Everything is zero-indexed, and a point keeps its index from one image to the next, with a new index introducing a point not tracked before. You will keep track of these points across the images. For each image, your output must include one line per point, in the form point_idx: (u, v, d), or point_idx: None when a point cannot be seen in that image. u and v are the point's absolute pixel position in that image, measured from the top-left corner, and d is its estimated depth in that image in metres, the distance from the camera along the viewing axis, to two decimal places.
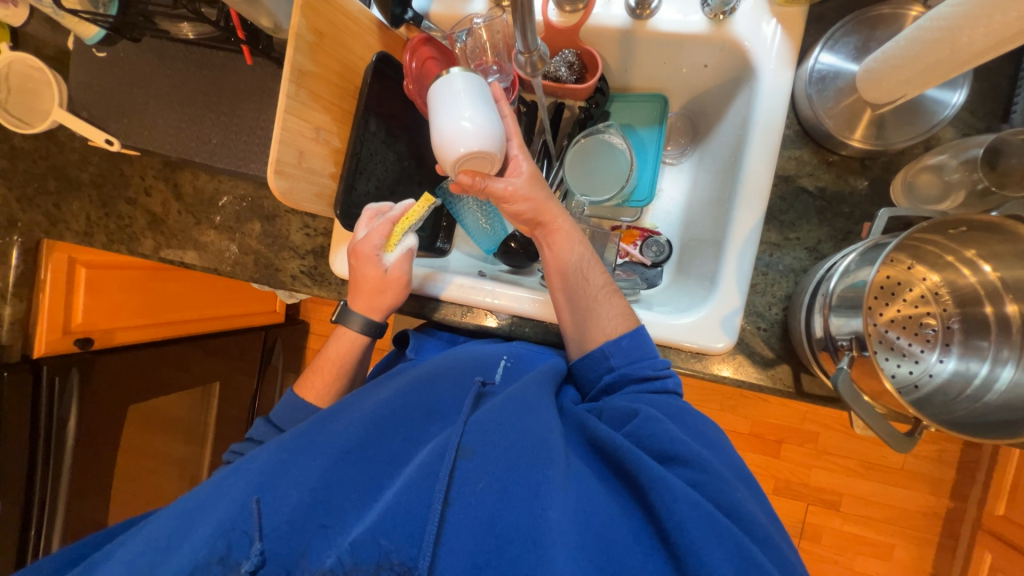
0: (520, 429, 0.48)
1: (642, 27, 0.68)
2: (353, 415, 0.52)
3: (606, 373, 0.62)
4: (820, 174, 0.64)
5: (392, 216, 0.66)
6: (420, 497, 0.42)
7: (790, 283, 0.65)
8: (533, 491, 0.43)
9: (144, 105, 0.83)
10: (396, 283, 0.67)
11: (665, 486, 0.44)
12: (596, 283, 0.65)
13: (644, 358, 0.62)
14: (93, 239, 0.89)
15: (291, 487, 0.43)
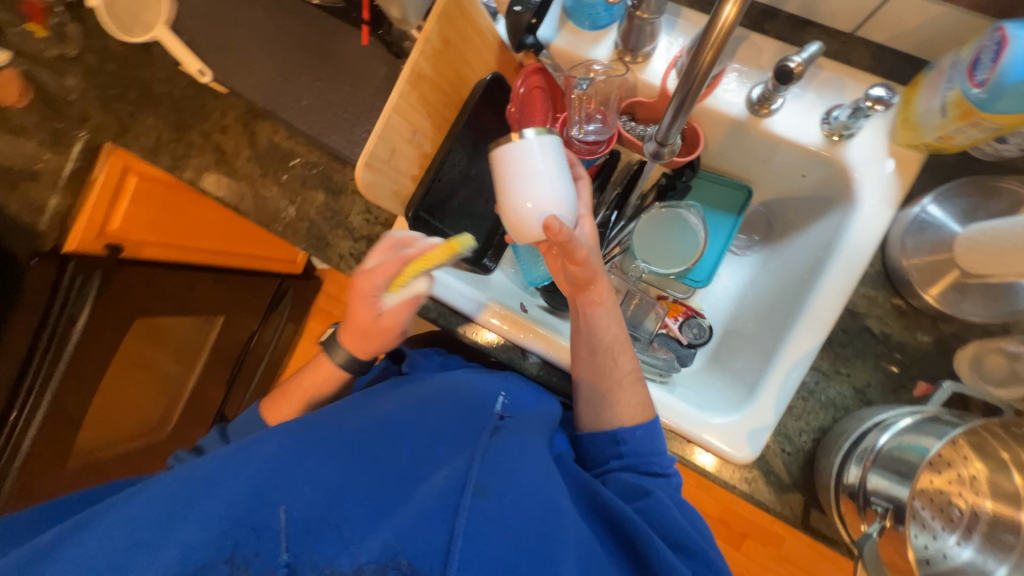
0: (530, 476, 0.49)
1: (756, 123, 0.67)
2: (362, 421, 0.50)
3: (613, 458, 0.63)
4: (888, 319, 0.64)
5: (405, 256, 0.61)
6: (439, 526, 0.40)
7: (827, 417, 0.64)
8: (547, 542, 0.44)
9: (246, 47, 0.84)
10: (384, 331, 0.66)
11: (670, 569, 0.49)
12: (624, 369, 0.64)
13: (653, 453, 0.62)
14: (157, 160, 0.88)
15: (313, 499, 0.41)
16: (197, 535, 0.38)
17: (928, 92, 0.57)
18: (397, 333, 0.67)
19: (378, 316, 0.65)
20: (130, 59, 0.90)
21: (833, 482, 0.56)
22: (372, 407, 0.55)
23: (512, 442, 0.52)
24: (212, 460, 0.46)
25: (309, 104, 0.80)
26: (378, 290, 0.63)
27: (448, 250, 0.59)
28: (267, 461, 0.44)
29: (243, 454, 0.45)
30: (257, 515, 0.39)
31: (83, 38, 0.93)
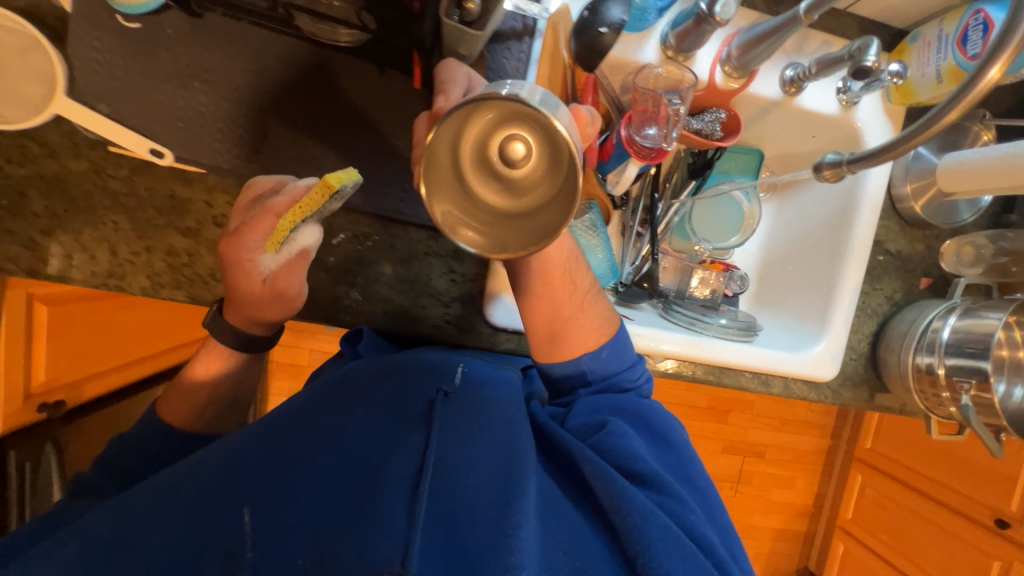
0: (485, 446, 0.53)
1: (789, 102, 0.76)
2: (322, 429, 0.52)
3: (584, 386, 0.65)
4: (898, 240, 0.83)
5: (276, 207, 0.56)
6: (400, 506, 0.44)
7: (874, 324, 0.83)
8: (514, 505, 0.46)
9: (215, 107, 0.64)
10: (274, 297, 0.62)
11: (637, 509, 0.50)
12: (583, 289, 0.63)
13: (622, 367, 0.64)
14: (128, 284, 0.65)
15: (273, 506, 0.44)
16: (201, 547, 0.42)
17: (920, 59, 0.71)
18: (295, 297, 0.63)
19: (263, 283, 0.60)
20: (7, 151, 0.61)
21: (911, 372, 0.75)
22: (304, 407, 0.56)
23: (506, 409, 0.58)
24: (194, 485, 0.47)
25: (335, 165, 0.67)
26: (256, 251, 0.58)
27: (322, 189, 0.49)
28: (187, 498, 0.46)
29: (223, 467, 0.48)
30: (228, 523, 0.44)
31: None
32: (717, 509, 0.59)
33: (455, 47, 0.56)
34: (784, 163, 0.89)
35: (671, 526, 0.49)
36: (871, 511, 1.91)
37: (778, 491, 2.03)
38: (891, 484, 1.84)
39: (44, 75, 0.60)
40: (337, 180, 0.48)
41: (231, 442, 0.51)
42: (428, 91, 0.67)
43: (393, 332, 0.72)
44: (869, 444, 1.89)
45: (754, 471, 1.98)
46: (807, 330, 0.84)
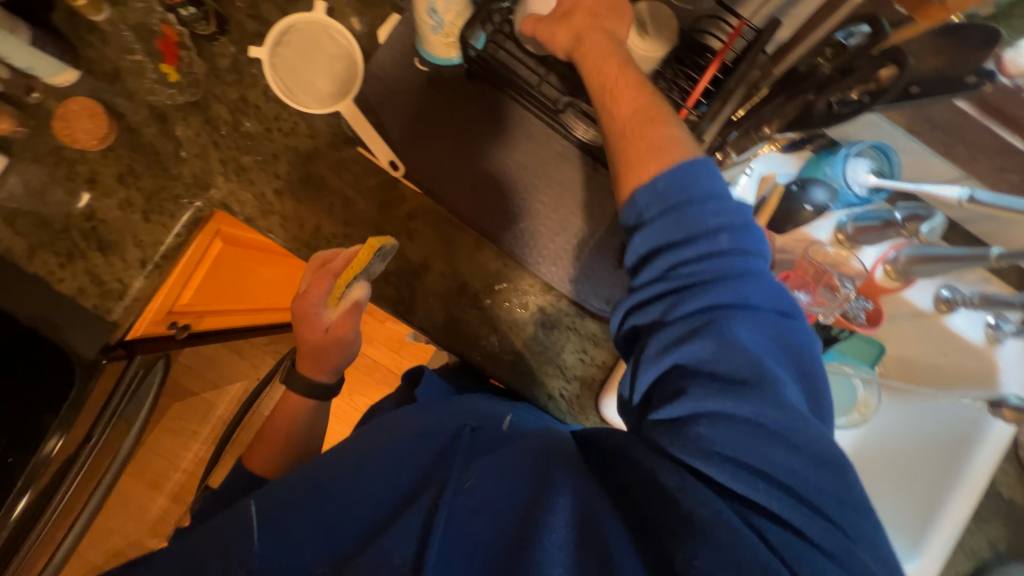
0: (502, 488, 0.50)
1: (937, 317, 0.79)
2: (367, 451, 0.59)
3: (654, 280, 0.50)
4: (1013, 486, 0.81)
5: (334, 269, 0.68)
6: (413, 534, 0.48)
7: (969, 564, 0.79)
8: (528, 549, 0.44)
9: (453, 148, 0.75)
10: (336, 344, 0.69)
11: (681, 509, 0.41)
12: (665, 135, 0.52)
13: (706, 233, 0.48)
14: (317, 256, 0.74)
15: (308, 522, 0.53)
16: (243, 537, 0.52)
17: None
18: (349, 343, 0.70)
19: (327, 330, 0.69)
20: (281, 121, 0.73)
21: None
22: (370, 437, 0.63)
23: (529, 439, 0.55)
24: (271, 490, 0.58)
25: (525, 226, 0.75)
26: (318, 307, 0.69)
27: (370, 249, 0.65)
28: (269, 489, 0.59)
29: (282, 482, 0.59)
30: (267, 536, 0.52)
31: (207, 79, 0.72)
32: (851, 489, 0.41)
33: None
34: (902, 365, 0.88)
35: (729, 523, 0.39)
36: None
37: None
38: None
39: (340, 80, 0.75)
40: (379, 241, 0.66)
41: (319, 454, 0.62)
42: None
43: (510, 386, 0.75)
44: None
45: None
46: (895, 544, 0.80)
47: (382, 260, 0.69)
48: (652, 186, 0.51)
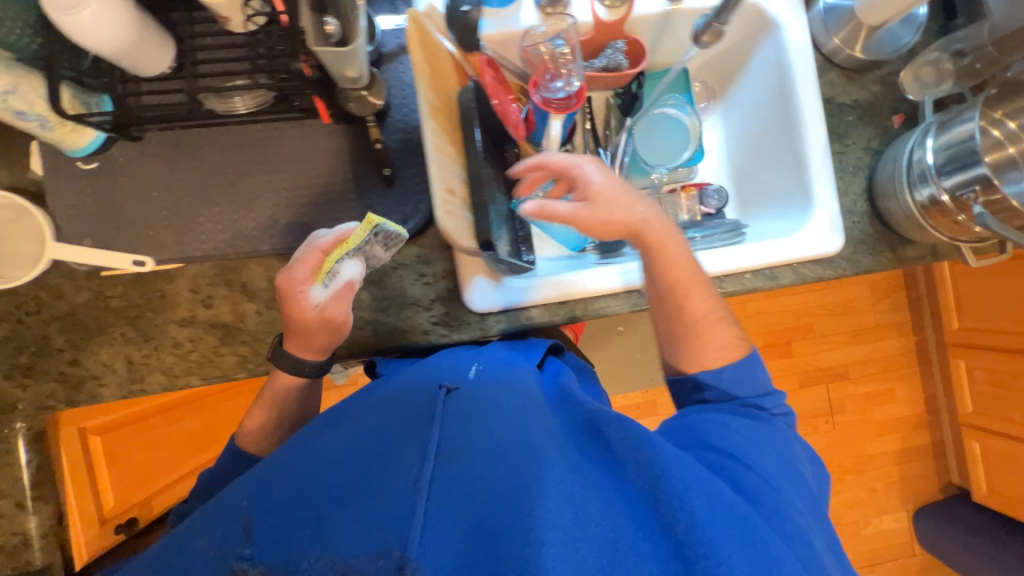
0: (511, 439, 0.54)
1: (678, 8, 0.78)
2: (344, 436, 0.58)
3: (694, 395, 0.70)
4: (849, 90, 0.79)
5: (323, 244, 0.61)
6: (414, 496, 0.49)
7: (863, 179, 0.78)
8: (534, 498, 0.48)
9: (177, 207, 0.71)
10: (327, 324, 0.63)
11: (666, 469, 0.51)
12: (705, 308, 0.67)
13: (746, 385, 0.68)
14: (148, 384, 0.71)
15: (273, 526, 0.49)
16: (216, 535, 0.49)
17: None
18: (342, 325, 0.64)
19: (315, 310, 0.62)
20: (24, 305, 0.70)
21: (915, 211, 0.69)
22: (338, 424, 0.60)
23: (510, 397, 0.60)
24: (214, 513, 0.52)
25: (290, 219, 0.72)
26: (307, 285, 0.62)
27: (366, 228, 0.58)
28: (225, 499, 0.54)
29: (248, 481, 0.55)
30: (215, 541, 0.49)
31: None
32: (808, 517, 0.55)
33: (348, 67, 0.60)
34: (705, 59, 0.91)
35: (717, 483, 0.52)
36: (986, 395, 1.68)
37: (878, 407, 1.91)
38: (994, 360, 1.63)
39: (32, 234, 0.69)
40: (377, 219, 0.59)
41: (285, 442, 0.60)
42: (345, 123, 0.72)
43: (390, 351, 0.74)
44: (956, 324, 1.73)
45: (844, 395, 1.91)
46: (795, 210, 0.80)
47: (384, 244, 0.64)
48: (718, 372, 0.68)
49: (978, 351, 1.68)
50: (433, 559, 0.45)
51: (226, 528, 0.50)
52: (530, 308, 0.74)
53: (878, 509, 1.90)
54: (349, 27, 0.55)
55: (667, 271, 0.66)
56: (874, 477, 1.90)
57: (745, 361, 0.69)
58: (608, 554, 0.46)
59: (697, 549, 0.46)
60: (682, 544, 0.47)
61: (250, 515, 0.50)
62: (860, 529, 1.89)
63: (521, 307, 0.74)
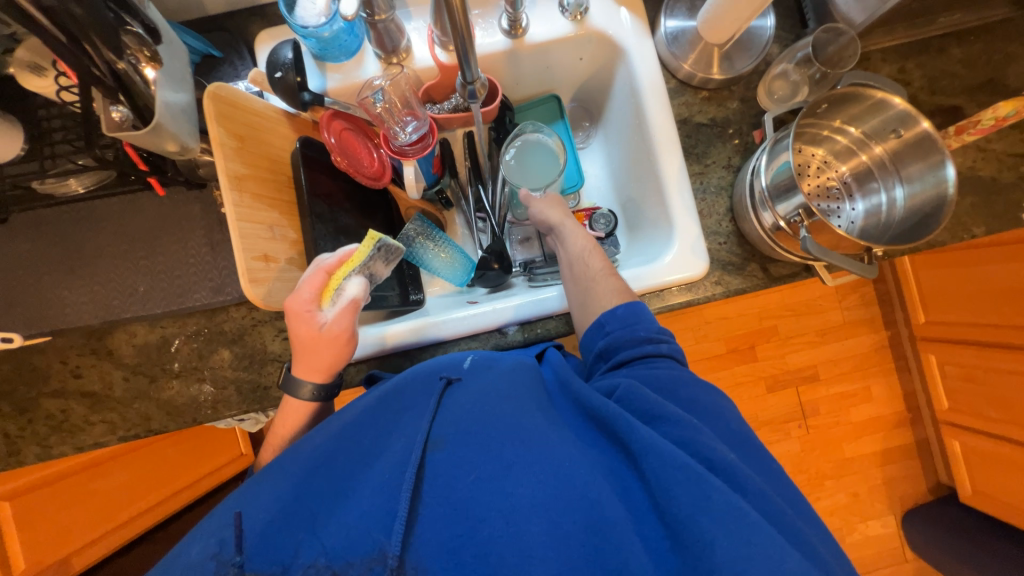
0: (513, 418, 0.52)
1: (521, 43, 0.78)
2: (325, 436, 0.55)
3: (601, 339, 0.63)
4: (706, 109, 0.78)
5: (328, 265, 0.62)
6: (389, 485, 0.48)
7: (725, 199, 0.77)
8: (508, 486, 0.46)
9: (36, 283, 0.73)
10: (334, 340, 0.61)
11: (653, 450, 0.46)
12: (594, 268, 0.70)
13: (640, 323, 0.62)
14: (24, 456, 0.74)
15: (258, 501, 0.48)
16: (208, 538, 0.46)
17: None
18: (350, 340, 0.62)
19: (323, 331, 0.61)
20: None
21: (765, 233, 0.68)
22: (325, 425, 0.57)
23: (493, 383, 0.58)
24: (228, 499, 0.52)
25: (147, 286, 0.73)
26: (313, 306, 0.61)
27: (369, 243, 0.63)
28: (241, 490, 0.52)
29: (244, 491, 0.52)
30: (221, 528, 0.47)
31: None
32: (808, 520, 0.49)
33: (164, 142, 0.61)
34: (575, 83, 0.92)
35: (694, 463, 0.45)
36: (961, 389, 1.59)
37: (857, 408, 1.80)
38: (963, 352, 1.55)
39: None
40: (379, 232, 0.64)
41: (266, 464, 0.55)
42: (194, 188, 0.74)
43: (255, 408, 0.75)
44: (923, 317, 1.64)
45: (818, 398, 1.79)
46: (661, 236, 0.78)
47: (383, 261, 0.69)
48: (614, 313, 0.63)
49: (950, 345, 1.59)
50: (423, 547, 0.43)
51: (219, 529, 0.47)
52: (390, 355, 0.77)
53: (863, 514, 1.78)
54: (143, 109, 0.58)
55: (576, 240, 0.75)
56: (857, 482, 1.78)
57: (632, 303, 0.63)
58: (595, 544, 0.43)
59: (689, 531, 0.42)
60: (676, 528, 0.43)
61: (240, 518, 0.47)
62: (845, 536, 1.77)
63: (379, 355, 0.77)
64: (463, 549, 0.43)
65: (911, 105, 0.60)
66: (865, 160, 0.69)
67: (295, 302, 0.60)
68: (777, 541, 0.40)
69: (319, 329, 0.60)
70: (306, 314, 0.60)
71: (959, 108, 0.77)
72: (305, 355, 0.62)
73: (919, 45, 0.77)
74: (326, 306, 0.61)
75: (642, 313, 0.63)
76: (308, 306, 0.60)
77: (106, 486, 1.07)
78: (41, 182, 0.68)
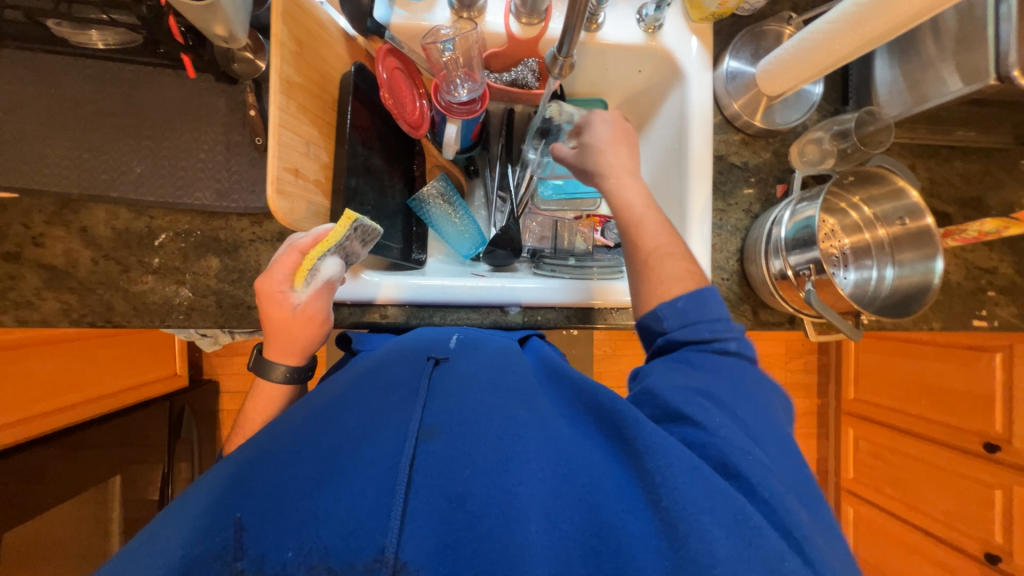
0: (510, 414, 0.48)
1: (592, 38, 0.79)
2: (307, 415, 0.48)
3: (659, 335, 0.57)
4: (742, 152, 0.83)
5: (300, 244, 0.58)
6: (384, 466, 0.42)
7: (738, 240, 0.82)
8: (513, 486, 0.42)
9: (15, 132, 0.65)
10: (308, 322, 0.59)
11: (657, 450, 0.43)
12: (647, 245, 0.61)
13: (705, 319, 0.55)
14: None
15: (236, 489, 0.41)
16: (198, 535, 0.38)
17: None
18: (325, 322, 0.60)
19: (295, 312, 0.58)
20: None
21: (770, 279, 0.72)
22: (305, 402, 0.52)
23: (486, 376, 0.54)
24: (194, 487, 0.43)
25: (145, 170, 0.67)
26: (285, 286, 0.57)
27: (346, 224, 0.59)
28: (205, 484, 0.43)
29: (219, 470, 0.44)
30: (210, 520, 0.39)
31: None
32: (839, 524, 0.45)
33: (213, 23, 0.57)
34: (625, 92, 0.94)
35: (700, 465, 0.42)
36: (867, 464, 1.77)
37: None
38: (878, 431, 1.72)
39: None
40: (357, 213, 0.60)
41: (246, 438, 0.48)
42: (225, 82, 0.69)
43: (232, 326, 0.71)
44: (852, 394, 1.80)
45: None
46: None
47: (360, 240, 0.64)
48: (672, 305, 0.56)
49: (867, 423, 1.76)
50: (417, 547, 0.38)
51: (190, 520, 0.39)
52: (386, 306, 0.76)
53: None
54: None
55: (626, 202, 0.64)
56: None
57: (698, 291, 0.57)
58: (597, 549, 0.39)
59: (693, 541, 0.38)
60: (685, 541, 0.38)
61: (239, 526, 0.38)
62: None
63: (375, 303, 0.75)
64: (462, 544, 0.39)
65: (922, 200, 0.67)
66: (867, 238, 0.76)
67: (265, 286, 0.56)
68: (783, 552, 0.38)
69: (288, 312, 0.57)
70: (275, 296, 0.57)
71: (948, 216, 0.86)
72: (274, 339, 0.58)
73: (930, 150, 0.85)
74: (295, 288, 0.58)
75: (707, 304, 0.56)
76: (277, 288, 0.57)
77: (24, 373, 0.97)
78: (58, 23, 0.64)
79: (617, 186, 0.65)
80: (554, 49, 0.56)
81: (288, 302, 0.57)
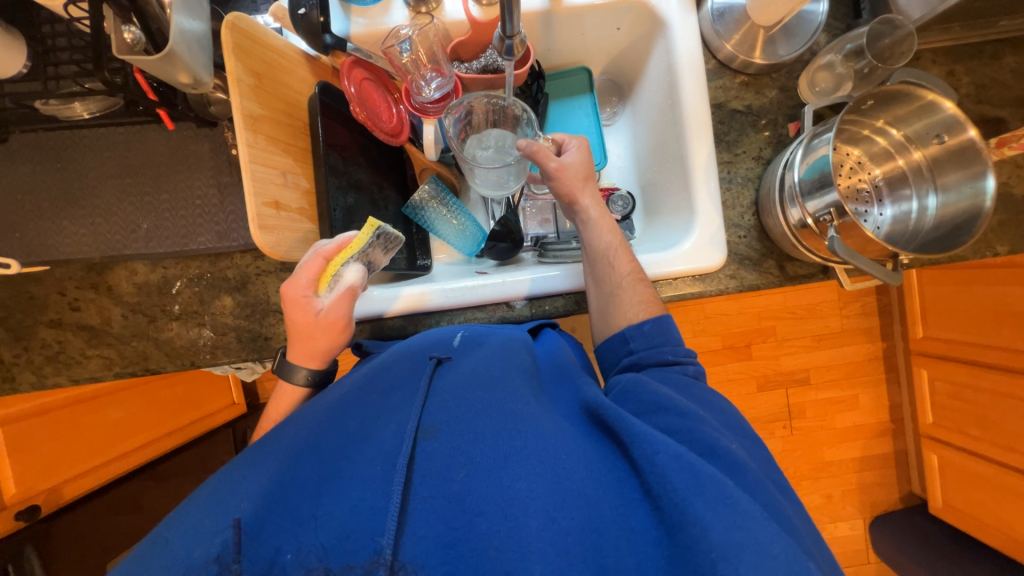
0: (509, 408, 0.48)
1: (558, 5, 0.73)
2: (308, 420, 0.49)
3: (625, 356, 0.62)
4: (743, 94, 0.75)
5: (324, 251, 0.59)
6: (382, 469, 0.43)
7: (751, 191, 0.75)
8: (510, 481, 0.41)
9: (35, 211, 0.70)
10: (331, 328, 0.59)
11: (646, 440, 0.43)
12: (622, 270, 0.65)
13: (667, 343, 0.61)
14: (18, 383, 0.73)
15: (240, 492, 0.42)
16: (198, 539, 0.39)
17: None
18: (346, 327, 0.60)
19: (317, 318, 0.58)
20: None
21: (790, 230, 0.66)
22: (310, 405, 0.53)
23: (485, 372, 0.54)
24: (203, 491, 0.44)
25: (149, 224, 0.71)
26: (309, 292, 0.58)
27: (368, 231, 0.60)
28: (213, 490, 0.44)
29: (227, 474, 0.45)
30: (216, 520, 0.40)
31: None
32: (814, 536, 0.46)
33: (175, 72, 0.58)
34: (608, 53, 0.88)
35: (688, 453, 0.42)
36: (946, 406, 1.62)
37: (843, 415, 1.82)
38: (955, 369, 1.56)
39: None
40: (380, 220, 0.60)
41: (248, 446, 0.49)
42: (207, 125, 0.71)
43: (254, 357, 0.74)
44: (921, 333, 1.64)
45: (805, 401, 1.81)
46: (681, 223, 0.76)
47: (382, 248, 0.64)
48: (640, 330, 0.61)
49: (942, 361, 1.60)
50: (415, 547, 0.38)
51: (198, 524, 0.40)
52: (393, 318, 0.76)
53: (834, 516, 1.82)
54: (156, 33, 0.56)
55: (600, 231, 0.68)
56: (832, 485, 1.82)
57: (659, 319, 0.61)
58: (595, 540, 0.39)
59: (687, 527, 0.38)
60: (681, 537, 0.38)
61: (239, 525, 0.39)
62: None
63: (383, 317, 0.75)
64: (461, 543, 0.38)
65: (960, 110, 0.58)
66: (901, 165, 0.68)
67: (291, 290, 0.58)
68: (772, 534, 0.38)
69: (311, 316, 0.58)
70: (300, 301, 0.58)
71: (1003, 121, 0.74)
72: (298, 343, 0.59)
73: (971, 49, 0.74)
74: (321, 293, 0.59)
75: (669, 330, 0.61)
76: (302, 293, 0.58)
77: (97, 422, 1.08)
78: (44, 103, 0.66)
79: (587, 221, 0.70)
80: (501, 32, 0.53)
81: (313, 307, 0.58)
